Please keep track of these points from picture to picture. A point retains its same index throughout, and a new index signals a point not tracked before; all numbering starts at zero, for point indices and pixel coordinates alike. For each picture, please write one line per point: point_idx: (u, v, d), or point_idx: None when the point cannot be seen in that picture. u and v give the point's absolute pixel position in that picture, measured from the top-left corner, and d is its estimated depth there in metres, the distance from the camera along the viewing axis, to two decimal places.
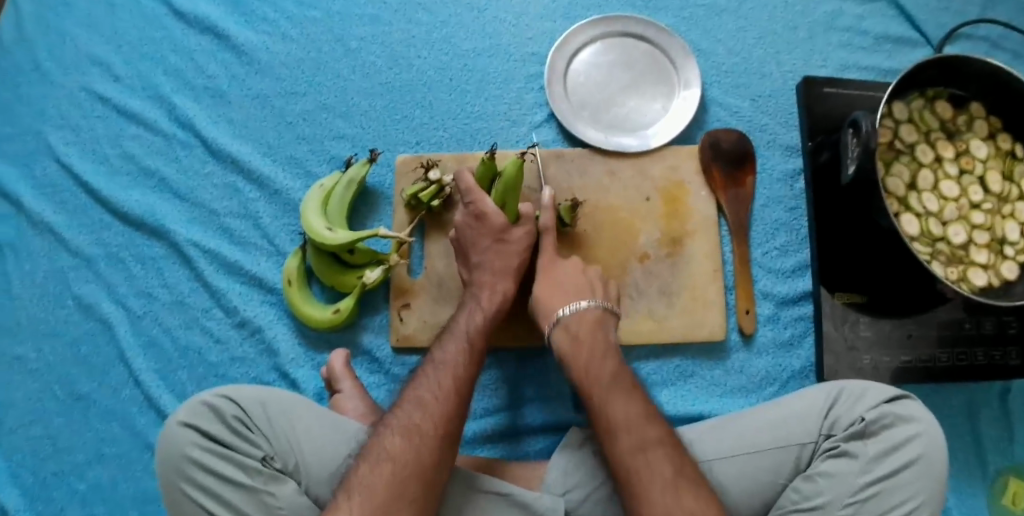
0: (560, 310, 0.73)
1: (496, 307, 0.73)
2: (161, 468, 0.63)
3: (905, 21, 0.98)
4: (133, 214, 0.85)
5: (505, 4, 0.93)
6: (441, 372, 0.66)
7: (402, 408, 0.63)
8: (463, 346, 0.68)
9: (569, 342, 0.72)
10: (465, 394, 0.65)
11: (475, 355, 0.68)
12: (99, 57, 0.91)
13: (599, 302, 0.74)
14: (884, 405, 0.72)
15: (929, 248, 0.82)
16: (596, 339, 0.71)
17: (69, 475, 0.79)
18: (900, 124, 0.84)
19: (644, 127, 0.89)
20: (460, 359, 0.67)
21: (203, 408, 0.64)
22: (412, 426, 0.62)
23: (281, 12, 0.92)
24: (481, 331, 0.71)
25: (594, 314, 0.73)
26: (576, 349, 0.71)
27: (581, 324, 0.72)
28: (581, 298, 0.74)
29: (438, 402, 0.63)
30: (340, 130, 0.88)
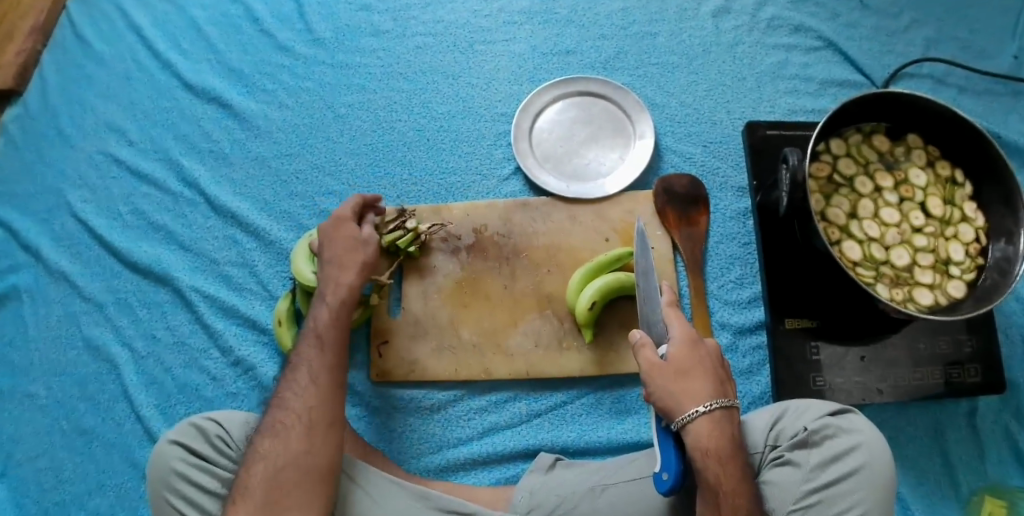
0: (692, 410, 0.67)
1: (339, 302, 0.78)
2: (151, 480, 0.74)
3: (850, 66, 1.05)
4: (141, 264, 0.99)
5: (477, 71, 1.04)
6: (298, 369, 0.72)
7: (273, 410, 0.70)
8: (315, 340, 0.74)
9: (706, 426, 0.67)
10: (329, 382, 0.71)
11: (331, 342, 0.74)
12: (117, 125, 1.07)
13: (723, 403, 0.68)
14: (827, 417, 0.77)
15: (872, 271, 0.87)
16: (718, 429, 0.67)
17: (68, 504, 0.91)
18: (837, 159, 0.91)
19: (602, 176, 0.97)
20: (315, 354, 0.73)
21: (188, 429, 0.76)
22: (287, 415, 0.68)
23: (279, 82, 1.06)
24: (330, 324, 0.76)
25: (720, 417, 0.68)
26: (713, 464, 0.66)
27: (708, 420, 0.67)
28: (713, 400, 0.68)
29: (302, 397, 0.70)
30: (330, 188, 1.00)
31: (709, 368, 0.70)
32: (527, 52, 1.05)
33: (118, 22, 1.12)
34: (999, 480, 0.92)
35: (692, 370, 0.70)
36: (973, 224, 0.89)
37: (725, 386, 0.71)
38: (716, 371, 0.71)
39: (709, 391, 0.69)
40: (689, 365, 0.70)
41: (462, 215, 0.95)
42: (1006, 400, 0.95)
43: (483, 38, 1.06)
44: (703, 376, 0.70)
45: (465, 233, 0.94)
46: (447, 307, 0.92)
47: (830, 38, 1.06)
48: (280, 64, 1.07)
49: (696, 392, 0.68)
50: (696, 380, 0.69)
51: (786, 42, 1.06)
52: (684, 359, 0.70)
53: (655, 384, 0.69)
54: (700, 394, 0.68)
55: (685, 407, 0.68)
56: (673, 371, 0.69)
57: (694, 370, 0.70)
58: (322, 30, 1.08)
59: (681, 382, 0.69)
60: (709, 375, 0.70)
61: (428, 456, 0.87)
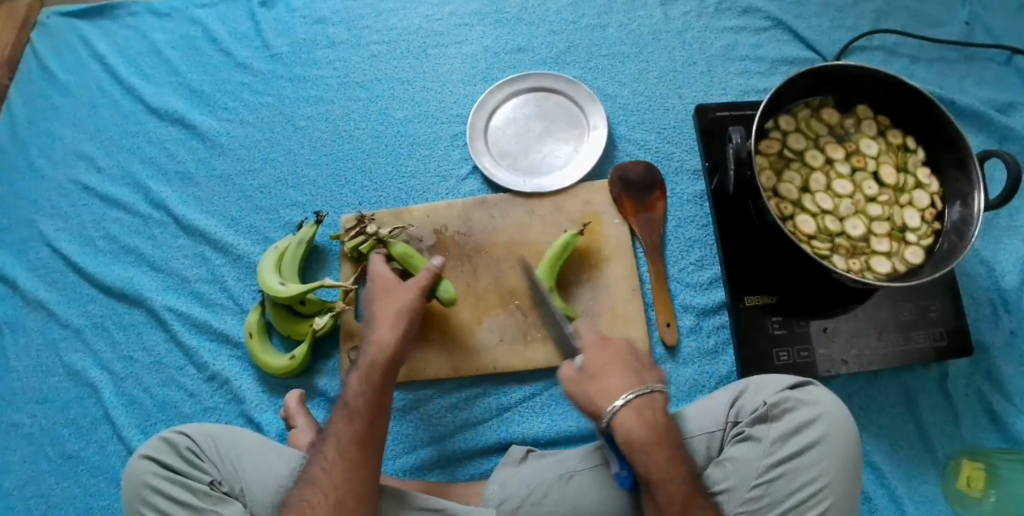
0: (611, 405, 0.67)
1: (372, 370, 0.76)
2: (125, 492, 0.76)
3: (800, 43, 1.06)
4: (115, 287, 1.01)
5: (431, 75, 1.06)
6: (328, 448, 0.71)
7: (299, 488, 0.69)
8: (349, 415, 0.73)
9: (631, 419, 0.67)
10: (352, 459, 0.70)
11: (365, 422, 0.72)
12: (85, 153, 1.09)
13: (642, 390, 0.68)
14: (787, 390, 0.77)
15: (828, 243, 0.88)
16: (647, 421, 0.67)
17: None
18: (787, 134, 0.92)
19: (559, 168, 0.98)
20: (349, 430, 0.72)
21: (160, 443, 0.78)
22: (301, 503, 0.68)
23: (239, 100, 1.08)
24: (365, 395, 0.74)
25: (638, 408, 0.67)
26: (641, 455, 0.66)
27: (630, 415, 0.67)
28: (630, 389, 0.67)
29: (328, 478, 0.69)
30: (294, 200, 1.01)
31: (625, 359, 0.71)
32: (480, 53, 1.06)
33: (82, 53, 1.14)
34: (974, 443, 0.92)
35: (607, 369, 0.70)
36: (928, 190, 0.90)
37: (644, 371, 0.71)
38: (629, 362, 0.71)
39: (627, 382, 0.68)
40: (602, 363, 0.70)
41: (423, 217, 0.96)
42: (978, 363, 0.95)
43: (435, 42, 1.07)
44: (619, 368, 0.70)
45: (426, 235, 0.95)
46: None
47: (777, 17, 1.07)
48: (239, 82, 1.09)
49: (614, 385, 0.68)
50: (613, 371, 0.69)
51: (734, 24, 1.07)
52: (597, 358, 0.70)
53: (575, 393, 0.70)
54: (619, 384, 0.68)
55: (603, 406, 0.68)
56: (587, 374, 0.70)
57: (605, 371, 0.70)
58: (279, 47, 1.10)
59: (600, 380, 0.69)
60: (626, 366, 0.70)
61: (402, 456, 0.89)
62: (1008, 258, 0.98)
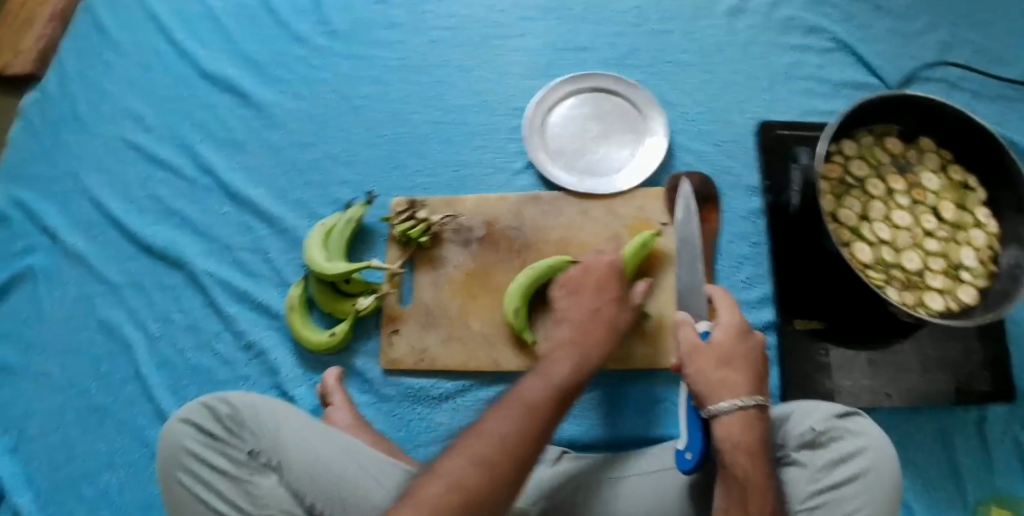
0: (727, 401, 0.68)
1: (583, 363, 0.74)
2: (161, 455, 0.76)
3: (864, 68, 1.05)
4: (157, 248, 1.01)
5: (492, 65, 1.05)
6: (520, 411, 0.66)
7: (475, 436, 0.64)
8: (524, 406, 0.67)
9: (741, 424, 0.68)
10: (521, 458, 0.63)
11: (542, 424, 0.66)
12: (135, 112, 1.08)
13: (758, 398, 0.69)
14: (835, 419, 0.77)
15: (883, 274, 0.88)
16: (755, 427, 0.68)
17: (78, 481, 0.93)
18: (850, 160, 0.92)
19: (615, 171, 0.97)
20: (529, 430, 0.65)
21: (197, 410, 0.77)
22: (473, 494, 0.60)
23: (296, 73, 1.07)
24: (543, 396, 0.68)
25: (752, 415, 0.69)
26: (743, 457, 0.67)
27: (740, 419, 0.68)
28: (749, 395, 0.69)
29: (513, 436, 0.64)
30: (345, 177, 1.01)
31: (753, 361, 0.72)
32: (542, 47, 1.05)
33: (138, 11, 1.14)
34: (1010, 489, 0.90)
35: (735, 360, 0.71)
36: (986, 230, 0.89)
37: (765, 383, 0.73)
38: (756, 365, 0.73)
39: (746, 383, 0.70)
40: (733, 353, 0.71)
41: (474, 207, 0.96)
42: None
43: (497, 33, 1.06)
44: (742, 368, 0.71)
45: (477, 225, 0.95)
46: (458, 299, 0.93)
47: (843, 40, 1.06)
48: (297, 55, 1.08)
49: (733, 383, 0.70)
50: (737, 369, 0.71)
51: (799, 43, 1.06)
52: (727, 348, 0.72)
53: (695, 367, 0.71)
54: (739, 384, 0.70)
55: (717, 397, 0.69)
56: (714, 360, 0.71)
57: (734, 361, 0.71)
58: (339, 23, 1.09)
59: (723, 372, 0.71)
60: (749, 368, 0.72)
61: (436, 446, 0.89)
62: None
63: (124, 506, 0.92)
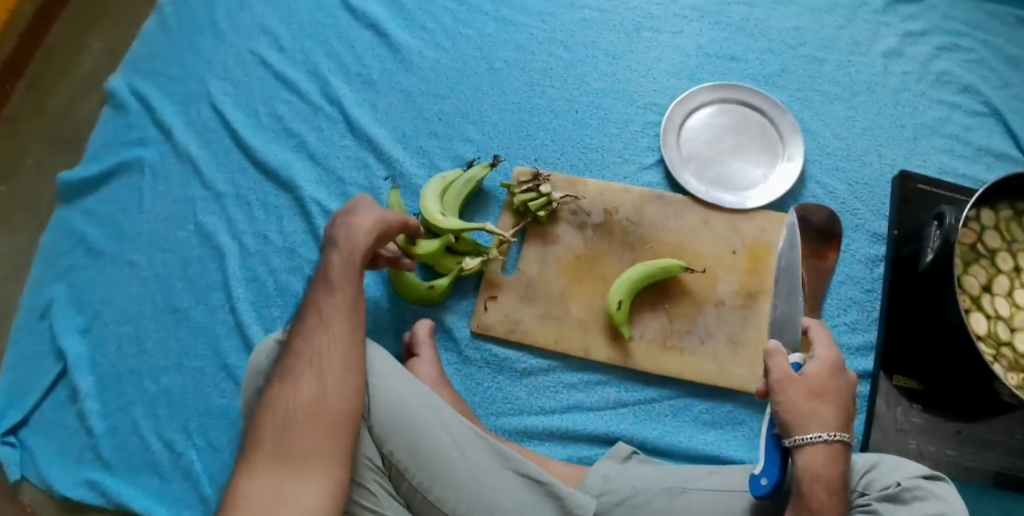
0: (812, 432, 0.64)
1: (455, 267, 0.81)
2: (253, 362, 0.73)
3: (1010, 139, 1.01)
4: (269, 165, 1.01)
5: (639, 56, 1.03)
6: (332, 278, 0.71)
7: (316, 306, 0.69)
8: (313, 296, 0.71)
9: (823, 457, 0.64)
10: (351, 313, 0.69)
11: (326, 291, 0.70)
12: (270, 30, 1.09)
13: (844, 436, 0.65)
14: (920, 479, 0.76)
15: (993, 349, 0.85)
16: (836, 466, 0.64)
17: (146, 374, 0.94)
18: (985, 229, 0.90)
19: (747, 188, 0.96)
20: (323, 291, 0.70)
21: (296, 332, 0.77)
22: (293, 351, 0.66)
23: (440, 23, 1.06)
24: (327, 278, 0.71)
25: (838, 449, 0.65)
26: (820, 491, 0.63)
27: (823, 453, 0.64)
28: (836, 430, 0.65)
29: (335, 304, 0.69)
30: (470, 136, 1.00)
31: (846, 399, 0.68)
32: (693, 49, 1.03)
33: None
34: None
35: (827, 394, 0.67)
36: None
37: (851, 423, 0.68)
38: (849, 406, 0.68)
39: (836, 421, 0.66)
40: (827, 387, 0.67)
41: (596, 193, 0.95)
42: None
43: (650, 25, 1.05)
44: (835, 404, 0.67)
45: (596, 211, 0.94)
46: (562, 280, 0.92)
47: (996, 106, 1.02)
48: (444, 6, 1.07)
49: (824, 418, 0.65)
50: (830, 405, 0.66)
51: (951, 100, 1.03)
52: (820, 381, 0.68)
53: (787, 394, 0.67)
54: (828, 420, 0.65)
55: (806, 427, 0.65)
56: (807, 391, 0.67)
57: (827, 395, 0.67)
58: None
59: (813, 404, 0.66)
60: (841, 405, 0.67)
61: (509, 417, 0.90)
62: None
63: (184, 407, 0.92)
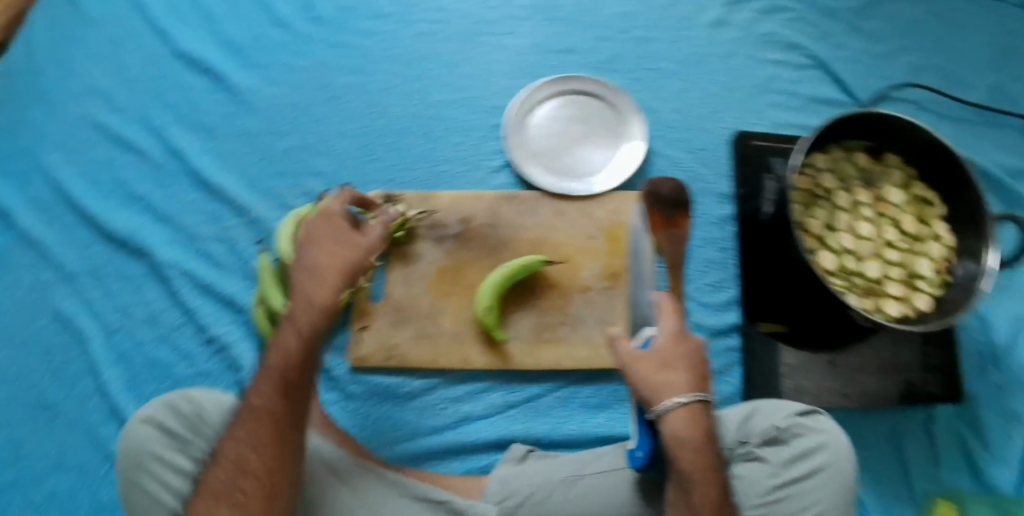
0: (667, 402, 0.65)
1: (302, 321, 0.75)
2: (121, 460, 0.77)
3: (836, 86, 1.07)
4: (119, 234, 0.97)
5: (477, 62, 1.04)
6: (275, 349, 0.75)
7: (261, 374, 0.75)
8: (246, 411, 0.74)
9: (684, 421, 0.65)
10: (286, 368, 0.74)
11: (297, 400, 0.74)
12: (102, 90, 1.04)
13: (699, 396, 0.66)
14: (797, 417, 0.79)
15: (845, 281, 0.91)
16: (698, 426, 0.66)
17: (24, 481, 0.88)
18: (820, 172, 0.94)
19: (592, 174, 0.98)
20: (265, 405, 0.73)
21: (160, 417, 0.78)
22: (246, 472, 0.72)
23: (276, 58, 1.05)
24: (264, 393, 0.74)
25: (698, 409, 0.66)
26: (687, 453, 0.65)
27: (684, 418, 0.65)
28: (689, 393, 0.65)
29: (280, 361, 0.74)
30: (319, 168, 0.99)
31: (695, 360, 0.68)
32: (528, 47, 1.05)
33: None
34: (951, 485, 0.95)
35: (676, 362, 0.67)
36: (944, 242, 0.92)
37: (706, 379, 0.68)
38: (699, 366, 0.68)
39: (689, 384, 0.66)
40: (675, 356, 0.67)
41: (450, 204, 0.96)
42: (964, 413, 0.98)
43: (485, 29, 1.06)
44: (685, 369, 0.67)
45: (452, 223, 0.95)
46: (431, 295, 0.93)
47: (821, 58, 1.07)
48: (277, 40, 1.06)
49: (675, 386, 0.66)
50: (679, 371, 0.67)
51: (777, 58, 1.07)
52: (668, 350, 0.67)
53: (635, 371, 0.67)
54: (680, 386, 0.66)
55: (660, 399, 0.66)
56: (655, 363, 0.67)
57: (676, 363, 0.67)
58: (323, 9, 1.07)
59: (663, 374, 0.67)
60: (691, 369, 0.67)
61: (399, 442, 0.89)
62: (1002, 318, 1.01)
63: (67, 506, 0.87)
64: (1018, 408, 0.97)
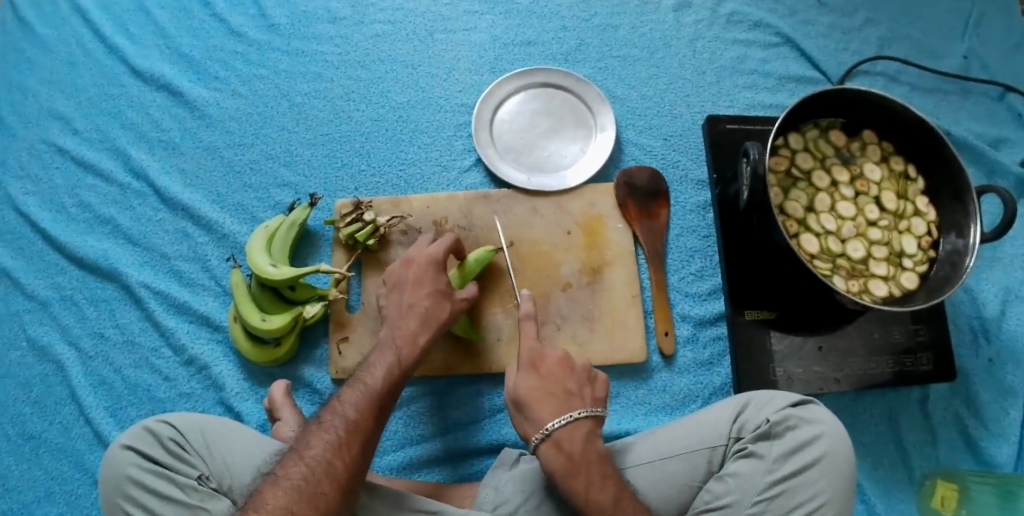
0: (534, 435, 0.75)
1: (399, 362, 0.75)
2: (104, 486, 0.68)
3: (806, 62, 1.06)
4: (87, 259, 0.94)
5: (437, 60, 1.03)
6: (355, 392, 0.71)
7: (326, 421, 0.68)
8: (347, 426, 0.68)
9: (552, 448, 0.74)
10: (379, 414, 0.71)
11: (376, 413, 0.70)
12: (60, 113, 1.02)
13: (561, 420, 0.74)
14: (789, 408, 0.77)
15: (829, 264, 0.88)
16: (570, 448, 0.74)
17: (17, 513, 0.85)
18: (796, 153, 0.91)
19: (565, 167, 0.97)
20: (365, 420, 0.69)
21: (145, 446, 0.68)
22: (316, 496, 0.63)
23: (231, 69, 1.03)
24: (365, 408, 0.70)
25: (589, 424, 0.76)
26: (563, 478, 0.72)
27: (553, 444, 0.74)
28: (552, 422, 0.74)
29: (360, 408, 0.69)
30: (285, 179, 0.98)
31: (558, 387, 0.77)
32: (488, 42, 1.03)
33: (62, 5, 1.07)
34: (949, 462, 0.94)
35: (540, 394, 0.77)
36: (925, 218, 0.91)
37: (579, 399, 0.77)
38: (562, 389, 0.77)
39: (551, 413, 0.75)
40: (532, 390, 0.77)
41: (422, 208, 0.94)
42: (957, 387, 0.97)
43: (442, 26, 1.04)
44: (550, 397, 0.77)
45: (425, 226, 0.93)
46: None
47: (788, 34, 1.06)
48: (232, 51, 1.03)
49: (540, 416, 0.75)
50: (543, 402, 0.76)
51: (744, 38, 1.06)
52: (531, 382, 0.77)
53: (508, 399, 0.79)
54: (544, 416, 0.75)
55: (530, 433, 0.76)
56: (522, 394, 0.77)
57: (559, 384, 0.78)
58: (277, 16, 1.05)
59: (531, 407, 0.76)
60: (557, 397, 0.77)
61: (387, 454, 0.86)
62: (989, 288, 1.00)
63: None
64: (1012, 381, 0.96)
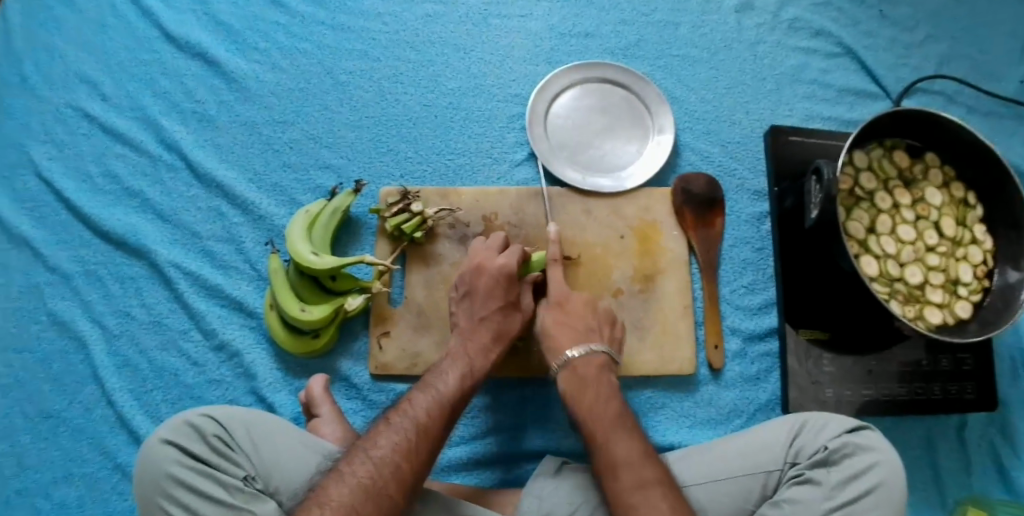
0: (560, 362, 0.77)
1: (470, 372, 0.74)
2: (140, 483, 0.64)
3: (866, 76, 1.03)
4: (114, 233, 0.89)
5: (490, 46, 0.98)
6: (424, 396, 0.69)
7: (394, 422, 0.66)
8: (417, 429, 0.66)
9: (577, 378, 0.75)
10: (448, 420, 0.69)
11: (445, 419, 0.69)
12: (88, 76, 0.96)
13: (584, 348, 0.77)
14: (846, 434, 0.75)
15: (887, 288, 0.86)
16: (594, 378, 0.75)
17: (33, 494, 0.81)
18: (860, 172, 0.89)
19: (620, 168, 0.94)
20: (433, 424, 0.67)
21: (189, 441, 0.65)
22: (382, 497, 0.61)
23: (273, 42, 0.97)
24: (435, 414, 0.68)
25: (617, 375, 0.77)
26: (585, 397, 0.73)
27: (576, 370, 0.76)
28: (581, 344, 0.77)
29: (430, 413, 0.68)
30: (326, 161, 0.93)
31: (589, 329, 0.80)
32: (544, 30, 0.99)
33: None
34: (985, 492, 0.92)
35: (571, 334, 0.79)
36: (983, 246, 0.89)
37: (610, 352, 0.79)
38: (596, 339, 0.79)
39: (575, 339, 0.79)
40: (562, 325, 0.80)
41: (472, 201, 0.90)
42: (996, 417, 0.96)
43: (496, 10, 1.00)
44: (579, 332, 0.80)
45: (474, 221, 0.89)
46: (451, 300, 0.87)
47: (849, 45, 1.04)
48: (274, 22, 0.98)
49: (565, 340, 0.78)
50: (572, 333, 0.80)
51: (805, 46, 1.03)
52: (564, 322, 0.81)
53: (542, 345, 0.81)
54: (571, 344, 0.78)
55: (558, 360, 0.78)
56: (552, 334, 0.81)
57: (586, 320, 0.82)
58: None
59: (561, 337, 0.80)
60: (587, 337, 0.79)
61: None
62: None
63: None
64: None
